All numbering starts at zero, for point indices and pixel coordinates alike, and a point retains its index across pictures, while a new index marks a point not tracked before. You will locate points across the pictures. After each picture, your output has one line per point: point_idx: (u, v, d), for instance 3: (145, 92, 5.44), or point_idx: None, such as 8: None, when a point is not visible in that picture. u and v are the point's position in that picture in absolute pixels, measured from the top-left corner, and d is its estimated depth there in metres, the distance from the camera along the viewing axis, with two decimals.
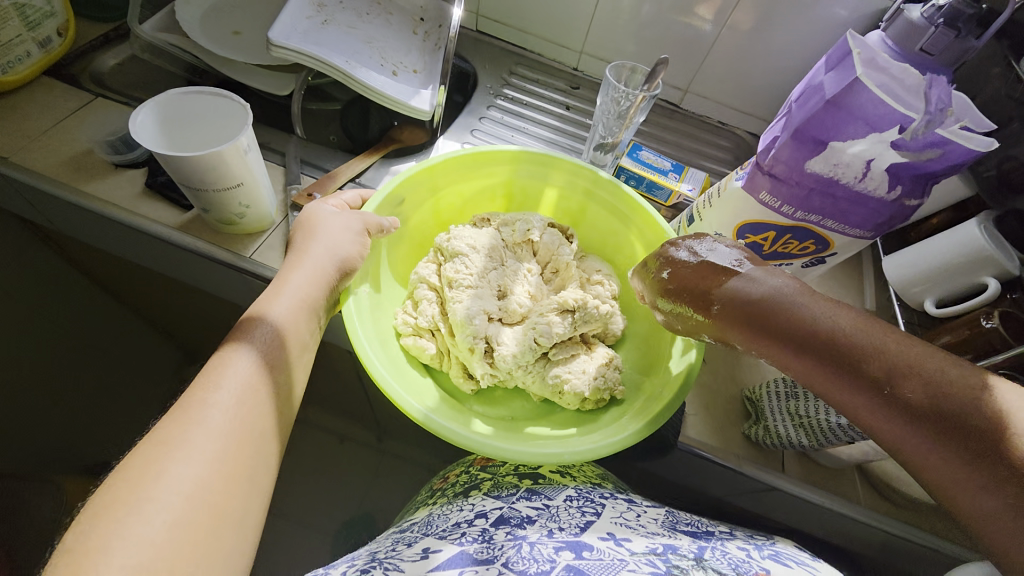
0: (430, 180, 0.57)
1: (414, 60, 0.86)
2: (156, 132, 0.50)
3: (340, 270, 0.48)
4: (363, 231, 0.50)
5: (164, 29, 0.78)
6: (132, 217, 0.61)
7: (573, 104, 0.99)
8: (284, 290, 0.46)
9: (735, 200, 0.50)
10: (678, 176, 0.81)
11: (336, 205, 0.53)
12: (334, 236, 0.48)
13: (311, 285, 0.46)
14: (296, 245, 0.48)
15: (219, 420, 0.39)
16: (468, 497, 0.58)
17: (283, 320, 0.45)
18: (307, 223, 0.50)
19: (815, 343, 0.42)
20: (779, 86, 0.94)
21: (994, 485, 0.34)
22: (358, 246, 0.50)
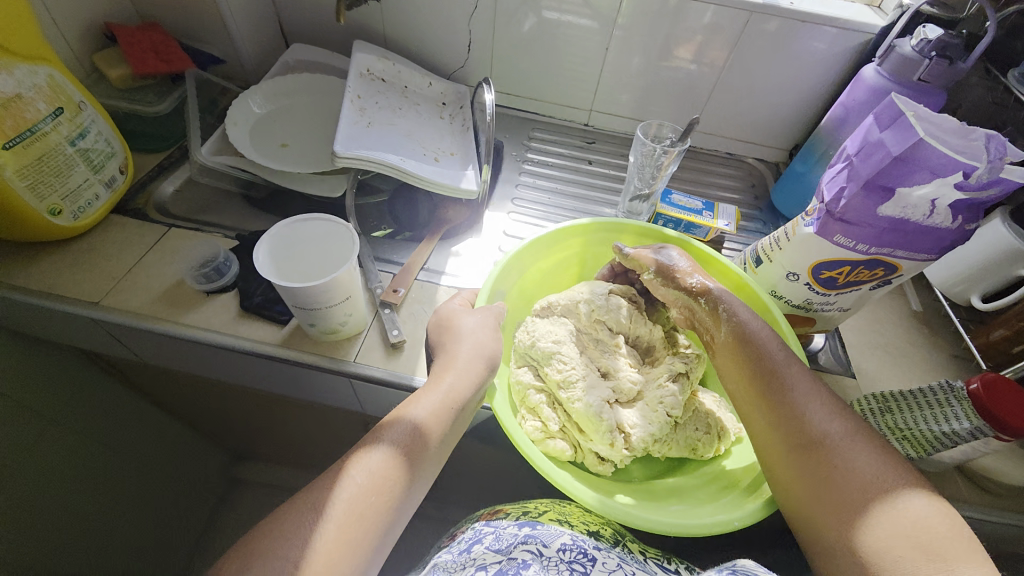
0: (520, 262, 0.63)
1: (449, 144, 0.91)
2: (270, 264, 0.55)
3: (488, 365, 0.53)
4: (495, 324, 0.56)
5: (220, 151, 0.82)
6: (236, 341, 0.63)
7: (593, 158, 1.06)
8: (436, 389, 0.49)
9: (807, 244, 0.55)
10: (713, 213, 0.87)
11: (461, 299, 0.58)
12: (476, 336, 0.53)
13: (462, 382, 0.50)
14: (443, 345, 0.53)
15: (356, 497, 0.43)
16: (473, 546, 0.54)
17: (431, 416, 0.48)
18: (446, 323, 0.55)
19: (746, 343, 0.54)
20: (778, 115, 1.02)
21: (804, 455, 0.47)
22: (496, 342, 0.54)
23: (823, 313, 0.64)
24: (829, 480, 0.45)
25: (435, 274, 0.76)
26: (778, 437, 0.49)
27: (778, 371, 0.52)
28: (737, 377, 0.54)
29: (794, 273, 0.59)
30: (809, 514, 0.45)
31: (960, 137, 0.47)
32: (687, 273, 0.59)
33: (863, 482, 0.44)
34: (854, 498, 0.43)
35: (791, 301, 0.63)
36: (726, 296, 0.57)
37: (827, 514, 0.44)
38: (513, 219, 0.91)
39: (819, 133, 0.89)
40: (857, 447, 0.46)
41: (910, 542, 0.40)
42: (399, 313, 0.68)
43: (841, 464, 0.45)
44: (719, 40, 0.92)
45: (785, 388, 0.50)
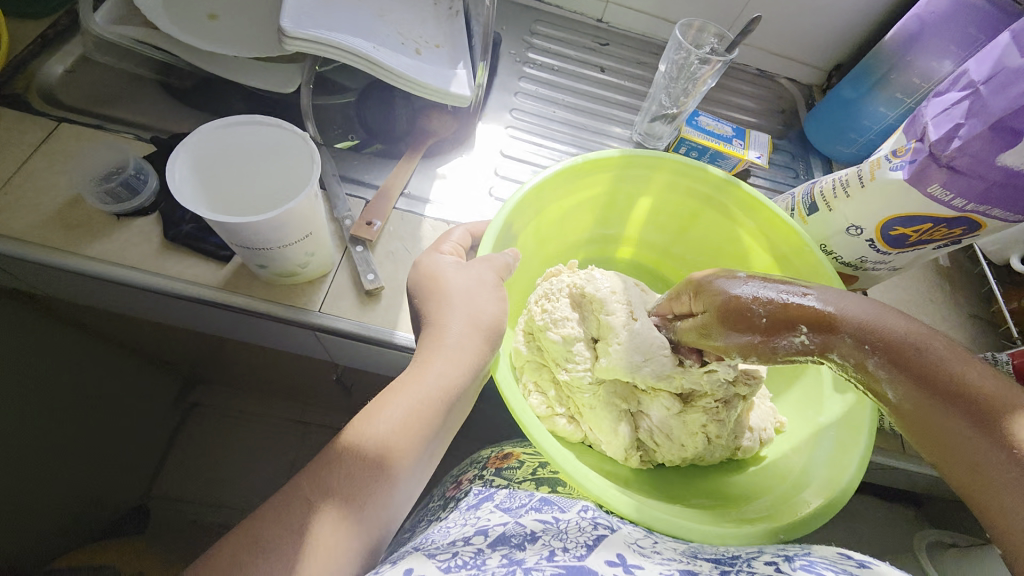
0: (537, 200, 0.50)
1: (434, 32, 0.71)
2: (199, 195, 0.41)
3: (487, 340, 0.40)
4: (496, 281, 0.43)
5: (121, 19, 0.60)
6: (164, 282, 0.49)
7: (606, 64, 0.87)
8: (418, 382, 0.37)
9: (888, 192, 0.46)
10: (745, 143, 0.75)
11: (449, 250, 0.45)
12: (470, 301, 0.41)
13: (452, 368, 0.38)
14: (427, 315, 0.40)
15: (326, 535, 0.33)
16: (477, 506, 0.45)
17: (410, 417, 0.36)
18: (429, 282, 0.41)
19: (921, 375, 0.34)
20: (828, 26, 0.84)
21: None
22: (494, 304, 0.42)
23: (870, 273, 0.55)
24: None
25: (418, 203, 0.62)
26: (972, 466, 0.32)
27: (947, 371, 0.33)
28: (923, 432, 0.34)
29: (857, 228, 0.50)
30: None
31: None
32: (794, 318, 0.35)
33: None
34: None
35: (841, 259, 0.54)
36: (854, 317, 0.35)
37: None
38: (511, 134, 0.75)
39: (881, 50, 0.74)
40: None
41: None
42: (373, 251, 0.55)
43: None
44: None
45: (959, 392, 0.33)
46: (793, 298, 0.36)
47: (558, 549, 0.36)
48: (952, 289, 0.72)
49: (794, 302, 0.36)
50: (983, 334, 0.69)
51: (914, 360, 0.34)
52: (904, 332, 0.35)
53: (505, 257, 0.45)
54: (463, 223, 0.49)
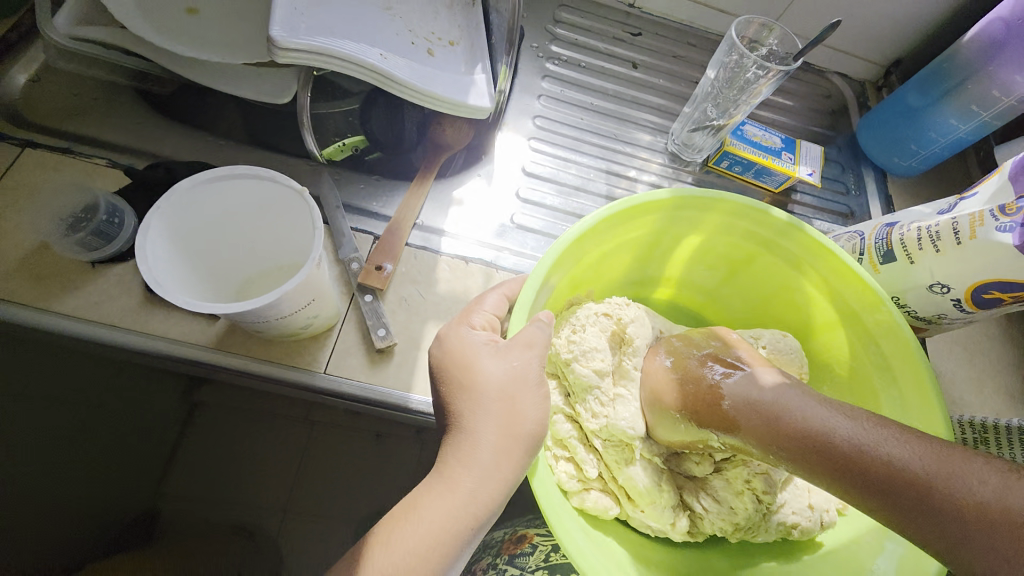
0: (577, 251, 0.43)
1: (447, 27, 0.62)
2: (178, 274, 0.35)
3: (527, 455, 0.32)
4: (540, 376, 0.35)
5: (86, 17, 0.52)
6: (148, 342, 0.43)
7: (639, 59, 0.77)
8: (438, 507, 0.30)
9: (988, 255, 0.39)
10: (795, 157, 0.67)
11: (480, 324, 0.37)
12: (506, 402, 0.33)
13: (481, 492, 0.31)
14: (455, 415, 0.33)
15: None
16: None
17: (421, 557, 0.29)
18: (459, 369, 0.34)
19: (835, 466, 0.32)
20: (894, 16, 0.74)
21: None
22: (538, 408, 0.34)
23: (945, 327, 0.49)
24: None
25: (432, 235, 0.55)
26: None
27: (925, 476, 0.29)
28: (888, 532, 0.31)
29: (943, 286, 0.43)
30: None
31: None
32: (719, 414, 0.38)
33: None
34: None
35: (914, 313, 0.47)
36: (756, 400, 0.37)
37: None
38: (533, 146, 0.67)
39: (955, 54, 0.65)
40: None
41: None
42: (384, 298, 0.49)
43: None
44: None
45: (944, 500, 0.29)
46: (719, 384, 0.39)
47: None
48: (1015, 326, 0.65)
49: (720, 392, 0.39)
50: None
51: (822, 450, 0.33)
52: (806, 416, 0.34)
53: (537, 324, 0.35)
54: (497, 286, 0.41)
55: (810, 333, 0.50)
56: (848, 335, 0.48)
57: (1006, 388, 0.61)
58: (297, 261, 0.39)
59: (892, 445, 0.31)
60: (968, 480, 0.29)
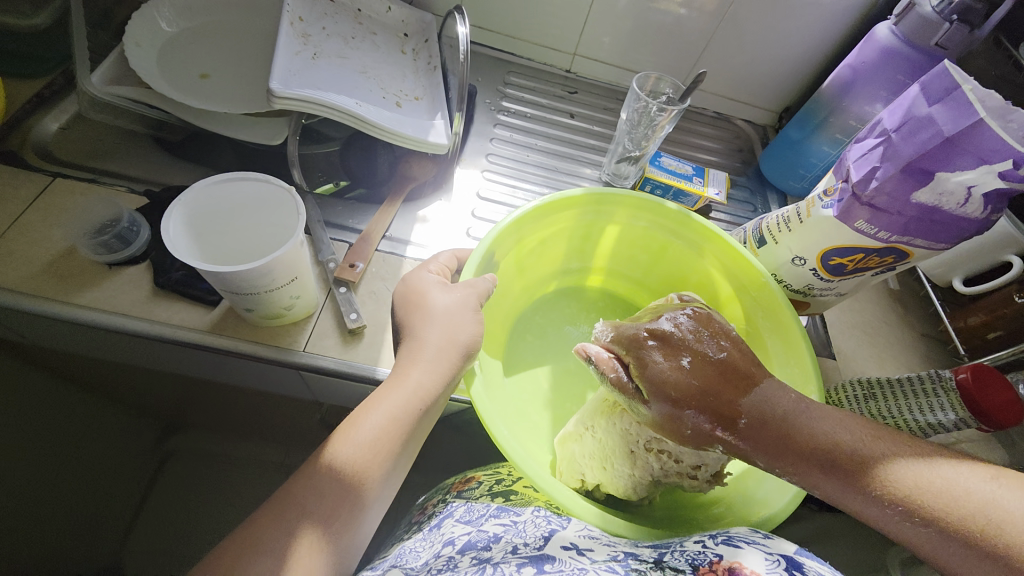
0: (517, 231, 0.55)
1: (412, 85, 0.76)
2: (192, 248, 0.45)
3: (465, 355, 0.43)
4: (477, 306, 0.45)
5: (117, 79, 0.64)
6: (153, 327, 0.51)
7: (576, 111, 0.94)
8: (400, 387, 0.40)
9: (823, 227, 0.50)
10: (704, 180, 0.80)
11: (435, 270, 0.48)
12: (451, 319, 0.43)
13: (430, 378, 0.40)
14: (411, 329, 0.43)
15: (305, 553, 0.34)
16: (440, 526, 0.49)
17: (388, 425, 0.38)
18: (416, 296, 0.44)
19: (782, 450, 0.40)
20: (775, 73, 0.92)
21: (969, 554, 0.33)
22: (476, 326, 0.44)
23: (820, 298, 0.59)
24: None
25: (400, 244, 0.66)
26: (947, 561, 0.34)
27: (810, 440, 0.40)
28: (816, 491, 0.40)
29: (801, 258, 0.54)
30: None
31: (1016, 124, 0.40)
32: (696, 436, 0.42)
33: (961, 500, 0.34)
34: None
35: (791, 286, 0.58)
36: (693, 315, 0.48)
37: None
38: (486, 177, 0.80)
39: (821, 96, 0.81)
40: None
41: None
42: (357, 291, 0.58)
43: None
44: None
45: (835, 453, 0.39)
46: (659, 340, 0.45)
47: (519, 544, 0.42)
48: (902, 311, 0.76)
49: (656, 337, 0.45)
50: (933, 353, 0.73)
51: (765, 430, 0.41)
52: (754, 405, 0.42)
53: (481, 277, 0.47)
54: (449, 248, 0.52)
55: (718, 307, 0.62)
56: (744, 306, 0.59)
57: (898, 361, 0.72)
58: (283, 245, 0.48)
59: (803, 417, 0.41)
60: (913, 472, 0.36)
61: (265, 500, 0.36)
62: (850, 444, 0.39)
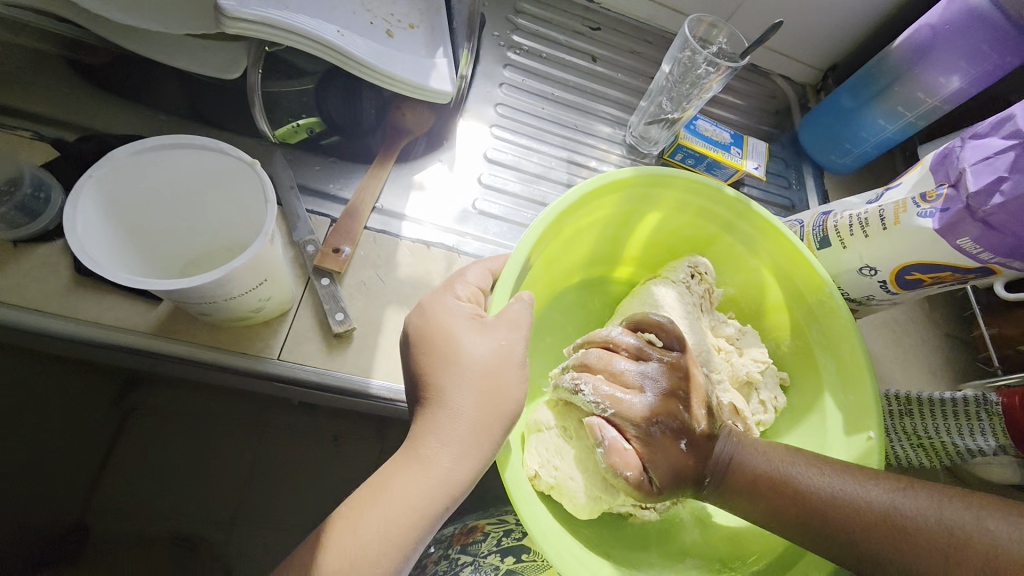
0: (554, 227, 0.44)
1: (406, 8, 0.60)
2: (115, 240, 0.33)
3: (507, 428, 0.34)
4: (524, 357, 0.36)
5: None
6: (75, 328, 0.40)
7: (598, 53, 0.79)
8: (420, 476, 0.31)
9: (912, 240, 0.42)
10: (743, 152, 0.69)
11: (465, 295, 0.38)
12: (486, 377, 0.34)
13: (461, 470, 0.32)
14: (434, 388, 0.33)
15: None
16: None
17: (401, 526, 0.30)
18: (440, 339, 0.35)
19: (759, 499, 0.40)
20: (831, 22, 0.79)
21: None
22: (521, 385, 0.35)
23: (873, 308, 0.53)
24: None
25: (392, 219, 0.54)
26: None
27: (786, 490, 0.39)
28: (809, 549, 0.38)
29: (872, 268, 0.47)
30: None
31: None
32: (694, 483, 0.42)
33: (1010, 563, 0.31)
34: None
35: (847, 294, 0.51)
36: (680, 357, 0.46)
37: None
38: (493, 133, 0.67)
39: (886, 57, 0.70)
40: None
41: None
42: (342, 283, 0.48)
43: None
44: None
45: (862, 521, 0.36)
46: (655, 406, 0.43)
47: None
48: (933, 310, 0.71)
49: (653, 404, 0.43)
50: (960, 357, 0.69)
51: (737, 478, 0.41)
52: (726, 453, 0.42)
53: (520, 303, 0.37)
54: (481, 261, 0.42)
55: (762, 312, 0.54)
56: (794, 316, 0.52)
57: (924, 365, 0.68)
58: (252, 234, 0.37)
59: (811, 484, 0.38)
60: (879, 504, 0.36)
61: None
62: (819, 488, 0.38)
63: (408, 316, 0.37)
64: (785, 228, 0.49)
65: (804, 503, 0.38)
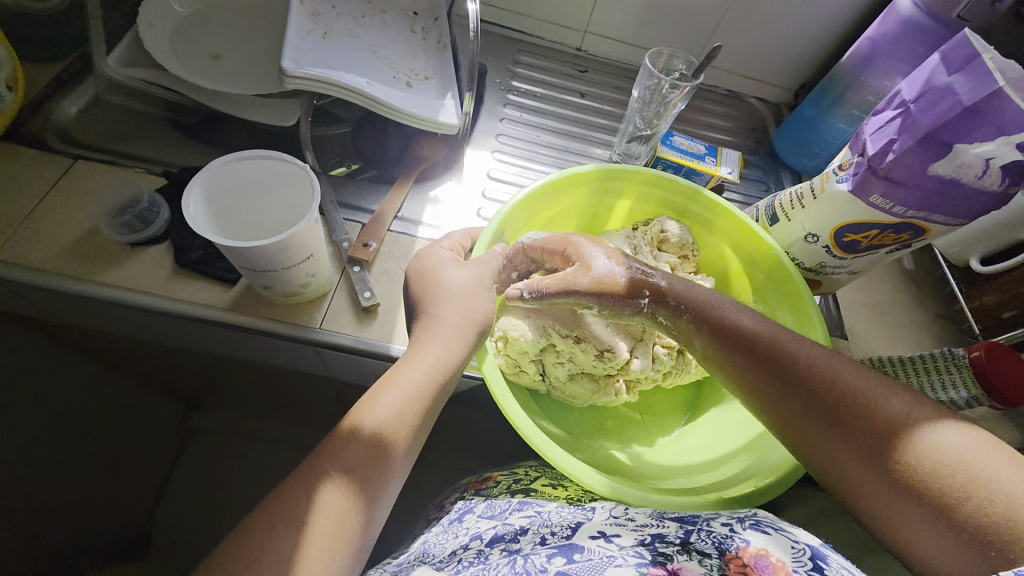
0: (526, 209, 0.56)
1: (423, 65, 0.76)
2: (212, 225, 0.47)
3: (478, 331, 0.44)
4: (490, 282, 0.47)
5: (132, 62, 0.65)
6: (172, 304, 0.53)
7: (586, 90, 0.93)
8: (419, 360, 0.41)
9: (837, 203, 0.50)
10: (716, 159, 0.77)
11: (448, 248, 0.50)
12: (467, 296, 0.45)
13: (449, 354, 0.42)
14: (425, 305, 0.44)
15: (329, 509, 0.35)
16: (462, 521, 0.50)
17: (409, 400, 0.40)
18: (430, 275, 0.46)
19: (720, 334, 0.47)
20: (792, 48, 0.90)
21: (840, 421, 0.40)
22: (488, 304, 0.46)
23: (832, 277, 0.59)
24: (905, 465, 0.36)
25: (411, 225, 0.66)
26: (817, 423, 0.41)
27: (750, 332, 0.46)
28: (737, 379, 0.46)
29: (815, 235, 0.54)
30: (850, 471, 0.39)
31: None
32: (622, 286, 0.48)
33: (953, 459, 0.35)
34: (943, 481, 0.34)
35: (803, 263, 0.58)
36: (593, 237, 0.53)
37: (865, 468, 0.38)
38: (496, 158, 0.80)
39: (837, 71, 0.79)
40: (947, 427, 0.36)
41: (976, 472, 0.33)
42: (370, 271, 0.59)
43: (928, 448, 0.36)
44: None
45: (837, 397, 0.40)
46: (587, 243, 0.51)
47: (547, 536, 0.43)
48: (916, 291, 0.75)
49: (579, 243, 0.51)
50: (948, 333, 0.72)
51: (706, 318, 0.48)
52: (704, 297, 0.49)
53: (492, 251, 0.49)
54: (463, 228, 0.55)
55: (729, 281, 0.63)
56: (753, 280, 0.60)
57: (910, 341, 0.71)
58: (299, 220, 0.49)
59: (800, 359, 0.43)
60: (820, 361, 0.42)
61: (287, 475, 0.37)
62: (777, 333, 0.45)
63: (409, 265, 0.49)
64: (732, 206, 0.59)
65: (758, 340, 0.45)
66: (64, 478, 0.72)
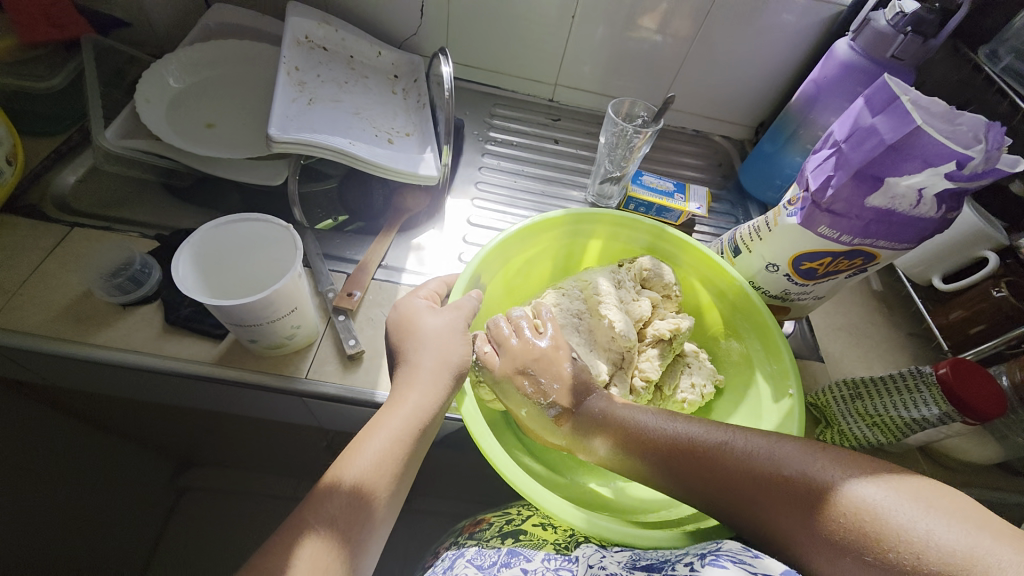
0: (503, 254, 0.59)
1: (403, 123, 0.81)
2: (201, 284, 0.49)
3: (455, 376, 0.46)
4: (465, 326, 0.49)
5: (128, 134, 0.69)
6: (160, 361, 0.54)
7: (560, 137, 0.98)
8: (399, 408, 0.43)
9: (791, 234, 0.53)
10: (685, 196, 0.81)
11: (425, 295, 0.52)
12: (442, 341, 0.47)
13: (427, 400, 0.43)
14: (404, 353, 0.46)
15: (309, 563, 0.35)
16: (457, 566, 0.50)
17: (390, 447, 0.41)
18: (407, 322, 0.48)
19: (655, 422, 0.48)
20: (747, 90, 0.96)
21: (776, 492, 0.40)
22: (464, 348, 0.48)
23: (799, 302, 0.61)
24: (836, 532, 0.36)
25: (394, 272, 0.69)
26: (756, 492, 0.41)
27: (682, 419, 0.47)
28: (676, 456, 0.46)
29: (775, 264, 0.57)
30: (794, 540, 0.38)
31: (967, 133, 0.44)
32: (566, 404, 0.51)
33: (902, 530, 0.34)
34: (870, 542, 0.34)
35: (768, 291, 0.60)
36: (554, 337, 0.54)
37: (805, 537, 0.38)
38: (476, 205, 0.84)
39: (788, 111, 0.85)
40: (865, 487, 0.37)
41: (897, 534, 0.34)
42: (354, 318, 0.61)
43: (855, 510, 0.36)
44: (686, 9, 0.84)
45: (789, 495, 0.39)
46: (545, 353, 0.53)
47: None
48: (886, 311, 0.78)
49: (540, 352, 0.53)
50: (921, 349, 0.74)
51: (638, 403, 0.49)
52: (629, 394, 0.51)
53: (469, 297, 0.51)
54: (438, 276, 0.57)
55: (701, 313, 0.66)
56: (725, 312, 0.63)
57: (886, 360, 0.73)
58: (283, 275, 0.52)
59: (748, 459, 0.43)
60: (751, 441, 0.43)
61: (272, 534, 0.37)
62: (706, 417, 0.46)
63: (390, 312, 0.51)
64: (699, 243, 0.62)
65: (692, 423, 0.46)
66: (48, 545, 0.71)
